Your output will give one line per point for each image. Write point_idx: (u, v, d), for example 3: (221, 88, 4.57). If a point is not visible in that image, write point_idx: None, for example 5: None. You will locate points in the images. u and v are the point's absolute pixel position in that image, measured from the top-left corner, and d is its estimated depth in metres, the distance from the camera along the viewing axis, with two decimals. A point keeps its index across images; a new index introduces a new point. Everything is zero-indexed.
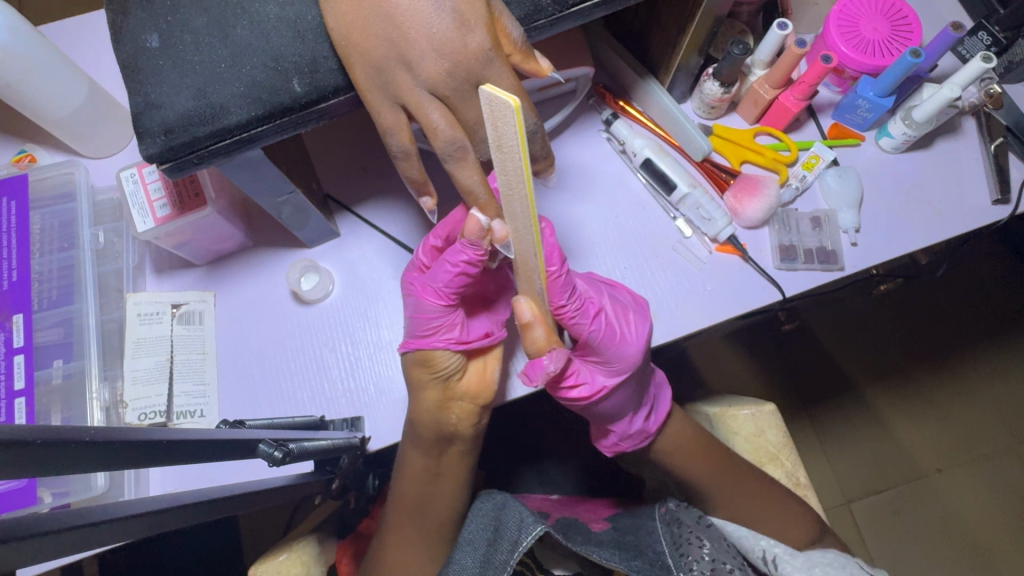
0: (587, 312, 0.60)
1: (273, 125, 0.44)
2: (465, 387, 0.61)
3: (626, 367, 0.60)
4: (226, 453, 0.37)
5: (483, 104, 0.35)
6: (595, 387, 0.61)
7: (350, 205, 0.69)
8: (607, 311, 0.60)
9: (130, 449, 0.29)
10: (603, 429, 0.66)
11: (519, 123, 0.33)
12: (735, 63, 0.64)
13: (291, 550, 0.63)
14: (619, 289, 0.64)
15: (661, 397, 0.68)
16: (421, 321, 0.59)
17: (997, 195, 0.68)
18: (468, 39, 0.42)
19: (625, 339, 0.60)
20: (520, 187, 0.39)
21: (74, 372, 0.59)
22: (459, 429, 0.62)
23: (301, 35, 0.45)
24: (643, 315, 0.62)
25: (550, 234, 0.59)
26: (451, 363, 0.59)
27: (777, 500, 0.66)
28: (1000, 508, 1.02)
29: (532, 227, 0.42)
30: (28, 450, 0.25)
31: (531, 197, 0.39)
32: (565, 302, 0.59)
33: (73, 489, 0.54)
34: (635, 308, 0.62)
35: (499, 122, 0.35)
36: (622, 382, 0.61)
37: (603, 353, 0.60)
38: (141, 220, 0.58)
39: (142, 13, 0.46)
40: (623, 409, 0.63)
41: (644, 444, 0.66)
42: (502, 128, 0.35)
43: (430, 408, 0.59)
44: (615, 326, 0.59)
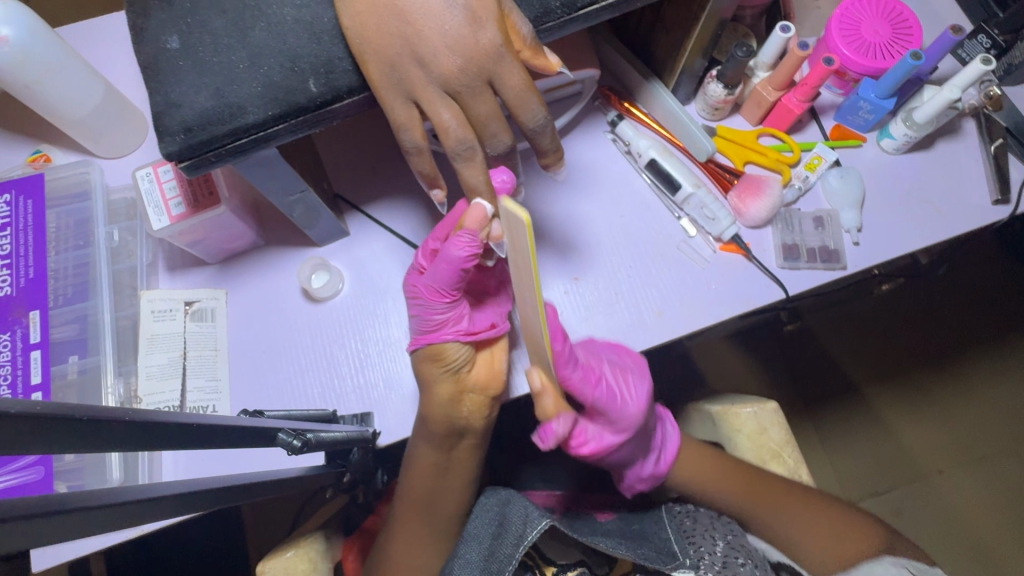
0: (590, 378, 0.60)
1: (289, 124, 0.45)
2: (474, 379, 0.61)
3: (629, 428, 0.61)
4: (246, 440, 0.38)
5: (505, 216, 0.40)
6: (603, 445, 0.61)
7: (360, 204, 0.70)
8: (608, 376, 0.60)
9: (157, 431, 0.30)
10: (618, 474, 0.70)
11: (530, 236, 0.37)
12: (738, 65, 0.65)
13: (298, 547, 0.64)
14: (622, 353, 0.64)
15: (668, 435, 0.70)
16: (426, 319, 0.60)
17: (997, 195, 0.69)
18: (480, 36, 0.44)
19: (626, 400, 0.61)
20: (530, 279, 0.42)
21: (89, 367, 0.60)
22: (470, 422, 0.62)
23: (316, 36, 0.46)
24: (642, 370, 0.62)
25: (553, 315, 0.59)
26: (461, 354, 0.60)
27: (783, 492, 0.67)
28: (1001, 508, 1.02)
29: (540, 316, 0.45)
30: (71, 427, 0.26)
31: (539, 286, 0.41)
32: (570, 372, 0.58)
33: (88, 481, 0.55)
34: (635, 368, 0.62)
35: (517, 230, 0.39)
36: (626, 442, 0.63)
37: (608, 415, 0.61)
38: (156, 218, 0.59)
39: (163, 15, 0.47)
40: (632, 458, 0.67)
41: (656, 486, 0.70)
42: (517, 235, 0.40)
43: (443, 402, 0.60)
44: (616, 390, 0.60)
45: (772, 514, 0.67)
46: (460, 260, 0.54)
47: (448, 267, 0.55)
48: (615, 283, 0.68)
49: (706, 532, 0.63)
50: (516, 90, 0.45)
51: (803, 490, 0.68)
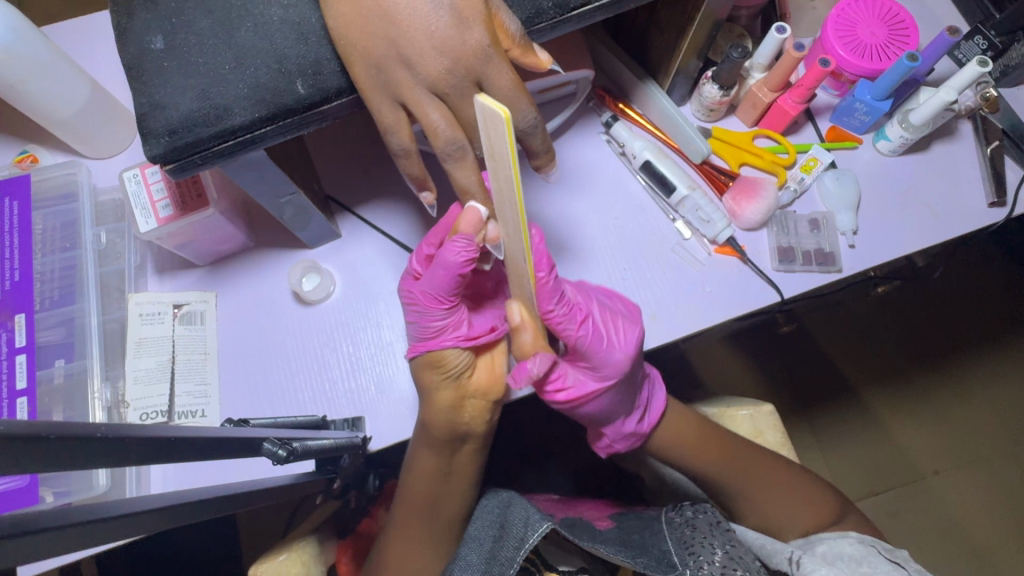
0: (575, 316, 0.60)
1: (276, 127, 0.45)
2: (476, 385, 0.61)
3: (614, 373, 0.61)
4: (230, 450, 0.37)
5: (480, 115, 0.36)
6: (582, 391, 0.62)
7: (351, 206, 0.69)
8: (595, 319, 0.60)
9: (138, 445, 0.30)
10: (596, 431, 0.68)
11: (509, 132, 0.34)
12: (734, 66, 0.64)
13: (291, 551, 0.62)
14: (613, 298, 0.64)
15: (654, 393, 0.69)
16: (425, 326, 0.59)
17: (993, 198, 0.68)
18: (467, 36, 0.43)
19: (611, 344, 0.60)
20: (511, 198, 0.40)
21: (75, 371, 0.60)
22: (472, 427, 0.62)
23: (304, 37, 0.45)
24: (631, 316, 0.62)
25: (538, 241, 0.58)
26: (461, 360, 0.59)
27: (780, 491, 0.66)
28: (998, 508, 1.02)
29: (521, 231, 0.43)
30: (40, 446, 0.25)
31: (521, 202, 0.40)
32: (553, 307, 0.58)
33: (74, 489, 0.54)
34: (624, 313, 0.62)
35: (493, 131, 0.36)
36: (609, 387, 0.62)
37: (591, 358, 0.61)
38: (144, 221, 0.58)
39: (147, 14, 0.46)
40: (615, 411, 0.64)
41: (637, 445, 0.68)
42: (494, 136, 0.36)
43: (445, 409, 0.59)
44: (603, 331, 0.59)
45: (767, 506, 0.66)
46: (457, 265, 0.54)
47: (444, 273, 0.55)
48: (609, 286, 0.68)
49: (706, 539, 0.61)
50: (506, 91, 0.44)
51: (801, 487, 0.67)
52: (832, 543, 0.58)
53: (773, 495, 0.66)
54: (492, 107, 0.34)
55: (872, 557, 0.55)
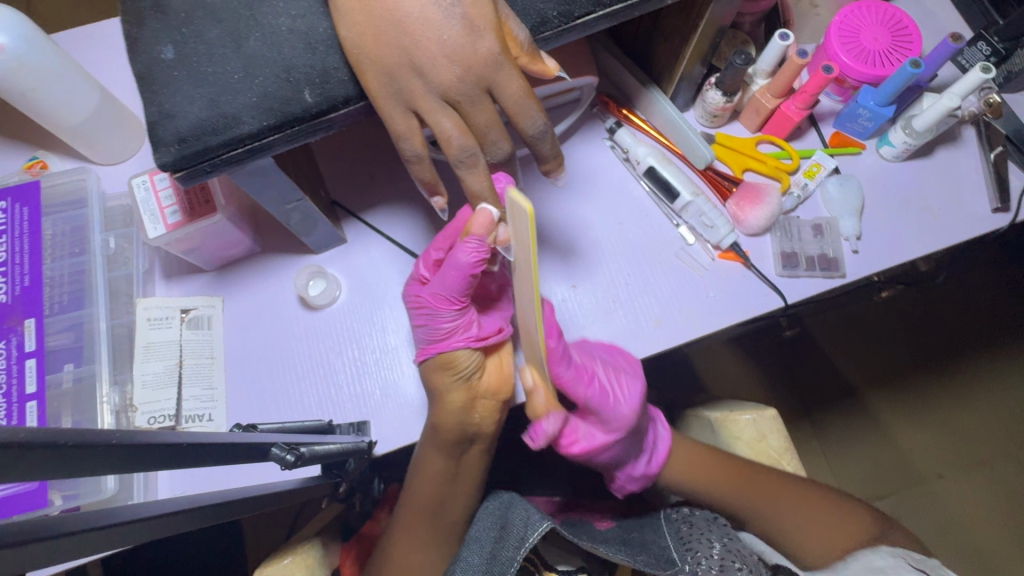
0: (583, 376, 0.61)
1: (284, 135, 0.45)
2: (486, 385, 0.62)
3: (622, 428, 0.63)
4: (237, 455, 0.37)
5: (511, 208, 0.42)
6: (594, 444, 0.63)
7: (357, 211, 0.69)
8: (604, 375, 0.61)
9: (148, 451, 0.30)
10: (609, 475, 0.71)
11: (533, 226, 0.39)
12: (737, 72, 0.64)
13: (295, 553, 0.63)
14: (614, 353, 0.64)
15: (658, 433, 0.71)
16: (435, 329, 0.59)
17: (996, 204, 0.68)
18: (478, 45, 0.43)
19: (617, 400, 0.62)
20: (528, 277, 0.45)
21: (84, 375, 0.60)
22: (481, 428, 0.63)
23: (312, 46, 0.46)
24: (635, 370, 0.63)
25: (549, 312, 0.60)
26: (471, 361, 0.59)
27: (784, 493, 0.67)
28: (1005, 513, 1.00)
29: (536, 313, 0.47)
30: (54, 453, 0.25)
31: (537, 287, 0.44)
32: (563, 370, 0.59)
33: (82, 492, 0.54)
34: (628, 368, 0.62)
35: (518, 221, 0.41)
36: (619, 441, 0.64)
37: (600, 414, 0.62)
38: (152, 226, 0.59)
39: (157, 24, 0.47)
40: (624, 458, 0.67)
41: (647, 484, 0.71)
42: (520, 225, 0.42)
43: (456, 409, 0.59)
44: (609, 390, 0.61)
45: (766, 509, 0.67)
46: (469, 266, 0.54)
47: (456, 274, 0.55)
48: (612, 291, 0.68)
49: (703, 535, 0.62)
50: (515, 98, 0.45)
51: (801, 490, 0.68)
52: (864, 558, 0.60)
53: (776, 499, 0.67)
54: (523, 204, 0.39)
55: (901, 568, 0.57)
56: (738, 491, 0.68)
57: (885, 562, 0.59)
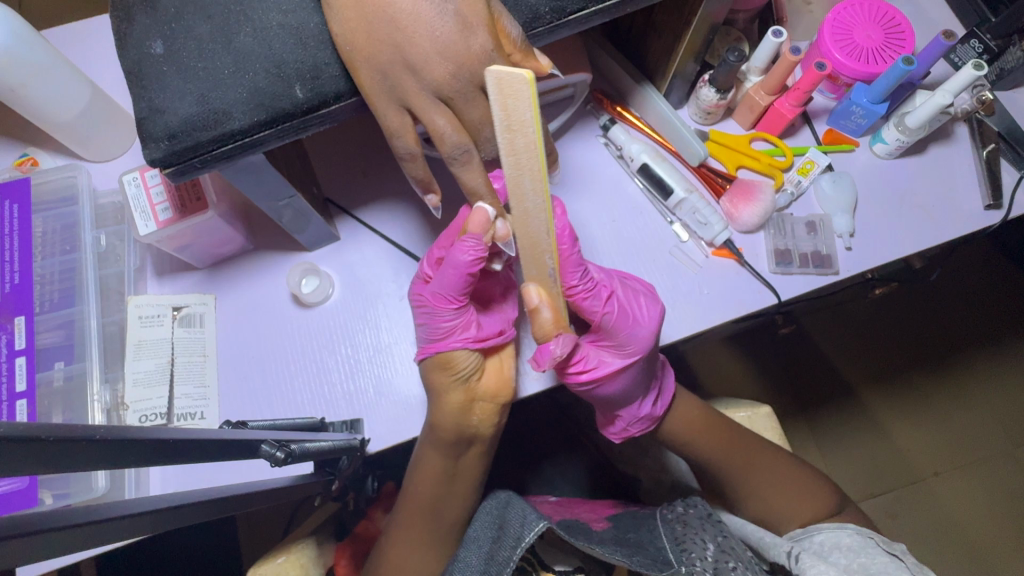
0: (599, 293, 0.61)
1: (275, 131, 0.45)
2: (484, 388, 0.62)
3: (638, 349, 0.61)
4: (227, 452, 0.37)
5: (492, 86, 0.37)
6: (606, 366, 0.62)
7: (350, 209, 0.69)
8: (620, 295, 0.61)
9: (136, 447, 0.30)
10: (610, 416, 0.68)
11: (533, 94, 0.37)
12: (731, 69, 0.65)
13: (288, 553, 0.63)
14: (629, 278, 0.64)
15: (667, 378, 0.69)
16: (434, 327, 0.59)
17: (989, 201, 0.68)
18: (471, 41, 0.43)
19: (637, 321, 0.61)
20: (532, 165, 0.41)
21: (74, 374, 0.60)
22: (479, 430, 0.63)
23: (303, 42, 0.45)
24: (650, 292, 0.63)
25: (561, 215, 0.60)
26: (469, 363, 0.59)
27: (785, 486, 0.67)
28: (999, 511, 1.02)
29: (544, 205, 0.45)
30: (36, 448, 0.25)
31: (545, 170, 0.42)
32: (577, 280, 0.60)
33: (73, 490, 0.54)
34: (644, 291, 0.63)
35: (511, 100, 0.37)
36: (633, 365, 0.63)
37: (616, 335, 0.61)
38: (142, 223, 0.59)
39: (147, 20, 0.47)
40: (631, 394, 0.65)
41: (650, 428, 0.68)
42: (511, 106, 0.38)
43: (454, 410, 0.60)
44: (629, 308, 0.60)
45: (772, 500, 0.66)
46: (466, 265, 0.54)
47: (454, 274, 0.55)
48: None
49: (697, 535, 0.62)
50: None
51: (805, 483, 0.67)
52: (828, 534, 0.58)
53: (779, 493, 0.66)
54: (514, 71, 0.36)
55: (869, 548, 0.55)
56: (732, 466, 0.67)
57: (851, 539, 0.57)
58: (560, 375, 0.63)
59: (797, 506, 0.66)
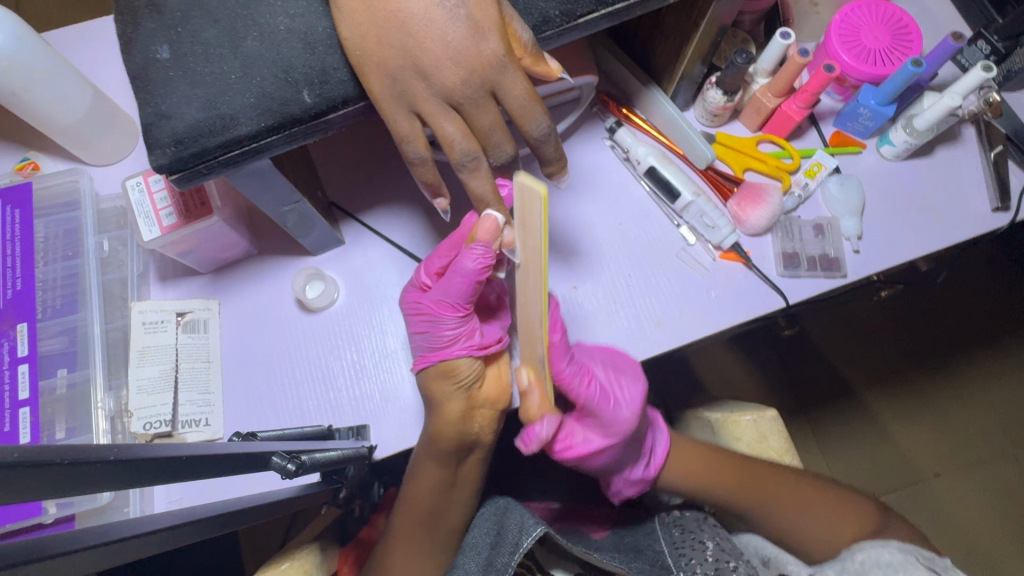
0: (584, 375, 0.61)
1: (282, 136, 0.44)
2: (485, 395, 0.61)
3: (618, 432, 0.62)
4: (239, 466, 0.37)
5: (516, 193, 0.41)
6: (591, 448, 0.62)
7: (354, 212, 0.69)
8: (604, 375, 0.61)
9: (149, 466, 0.30)
10: (605, 480, 0.70)
11: (546, 207, 0.39)
12: (738, 71, 0.64)
13: (293, 559, 0.62)
14: (614, 358, 0.62)
15: (657, 439, 0.69)
16: (437, 335, 0.58)
17: (997, 203, 0.68)
18: (482, 46, 0.42)
19: (617, 404, 0.61)
20: (535, 265, 0.45)
21: (78, 381, 0.59)
22: (481, 437, 0.63)
23: (311, 46, 0.45)
24: (635, 370, 0.62)
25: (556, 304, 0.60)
26: (472, 370, 0.59)
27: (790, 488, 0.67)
28: (999, 511, 1.02)
29: (541, 304, 0.48)
30: (52, 472, 0.25)
31: (545, 275, 0.44)
32: (564, 367, 0.60)
33: (77, 499, 0.53)
34: (627, 370, 0.62)
35: (528, 206, 0.41)
36: (615, 446, 0.63)
37: (599, 416, 0.62)
38: (147, 229, 0.58)
39: (152, 24, 0.46)
40: (619, 464, 0.66)
41: (644, 490, 0.69)
42: (528, 208, 0.41)
43: (455, 418, 0.59)
44: (609, 391, 0.61)
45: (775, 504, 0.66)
46: (474, 273, 0.52)
47: (462, 282, 0.54)
48: (614, 293, 0.67)
49: (696, 537, 0.63)
50: (519, 101, 0.44)
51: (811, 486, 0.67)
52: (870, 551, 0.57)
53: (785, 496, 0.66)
54: (530, 184, 0.39)
55: (909, 565, 0.54)
56: (726, 486, 0.67)
57: (891, 556, 0.56)
58: (548, 450, 0.65)
59: (804, 510, 0.66)
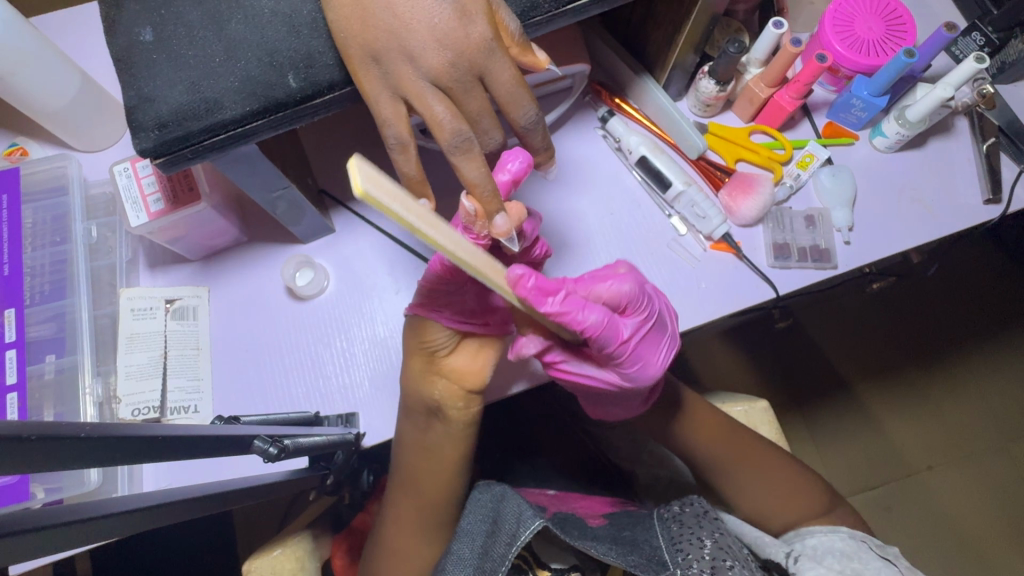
0: (613, 329, 0.53)
1: (267, 121, 0.44)
2: (454, 366, 0.59)
3: (634, 381, 0.57)
4: (223, 446, 0.37)
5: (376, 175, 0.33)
6: (586, 378, 0.59)
7: (345, 200, 0.68)
8: (634, 337, 0.55)
9: (127, 443, 0.29)
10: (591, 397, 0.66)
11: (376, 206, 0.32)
12: (731, 61, 0.64)
13: (285, 545, 0.63)
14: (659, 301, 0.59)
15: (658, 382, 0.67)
16: (427, 287, 0.57)
17: (988, 195, 0.68)
18: (470, 30, 0.42)
19: (648, 363, 0.56)
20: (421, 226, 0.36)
21: (66, 366, 0.59)
22: (445, 409, 0.60)
23: (296, 30, 0.44)
24: (671, 345, 0.58)
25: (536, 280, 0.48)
26: (442, 337, 0.58)
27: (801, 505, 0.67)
28: (988, 504, 1.03)
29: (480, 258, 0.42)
30: (23, 447, 0.25)
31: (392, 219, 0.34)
32: (586, 320, 0.51)
33: (65, 485, 0.54)
34: (666, 333, 0.58)
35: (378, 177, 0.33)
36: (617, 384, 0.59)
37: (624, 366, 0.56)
38: (134, 215, 0.58)
39: (137, 6, 0.46)
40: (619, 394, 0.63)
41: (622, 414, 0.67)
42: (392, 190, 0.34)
43: (414, 378, 0.59)
44: (639, 351, 0.55)
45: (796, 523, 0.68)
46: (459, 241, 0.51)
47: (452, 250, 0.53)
48: None
49: (693, 533, 0.62)
50: (507, 87, 0.44)
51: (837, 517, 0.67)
52: (821, 538, 0.61)
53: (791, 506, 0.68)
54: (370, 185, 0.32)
55: (861, 552, 0.58)
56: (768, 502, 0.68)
57: (842, 544, 0.59)
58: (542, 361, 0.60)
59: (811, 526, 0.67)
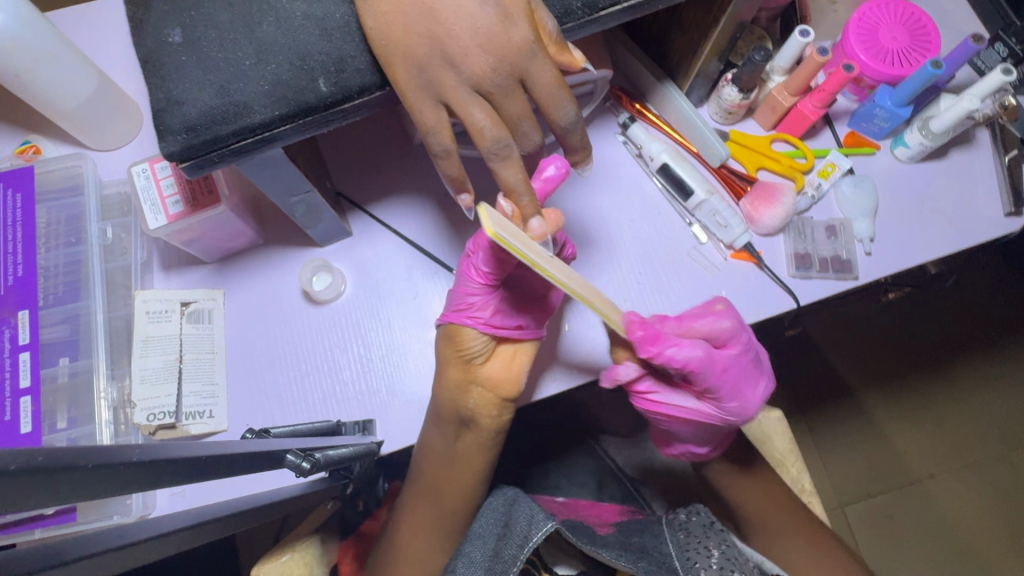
0: (715, 363, 0.55)
1: (296, 125, 0.43)
2: (487, 374, 0.59)
3: (731, 414, 0.58)
4: (253, 466, 0.36)
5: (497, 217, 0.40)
6: (682, 414, 0.59)
7: (363, 203, 0.68)
8: (728, 368, 0.56)
9: (166, 469, 0.29)
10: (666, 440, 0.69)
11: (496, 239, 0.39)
12: (756, 69, 0.63)
13: (294, 550, 0.62)
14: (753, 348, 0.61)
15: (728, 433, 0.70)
16: (459, 296, 0.58)
17: (1009, 208, 0.68)
18: (512, 34, 0.41)
19: (744, 397, 0.58)
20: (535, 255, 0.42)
21: (80, 370, 0.58)
22: (477, 417, 0.60)
23: (328, 33, 0.44)
24: (762, 382, 0.60)
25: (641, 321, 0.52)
26: (478, 344, 0.57)
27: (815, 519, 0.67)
28: (990, 513, 1.03)
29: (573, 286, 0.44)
30: (76, 475, 0.24)
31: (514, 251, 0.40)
32: (689, 351, 0.53)
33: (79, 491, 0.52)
34: (758, 371, 0.59)
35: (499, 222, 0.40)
36: (712, 420, 0.60)
37: (721, 398, 0.57)
38: (152, 217, 0.57)
39: (165, 6, 0.45)
40: (702, 435, 0.65)
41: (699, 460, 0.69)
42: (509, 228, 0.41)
43: (450, 389, 0.58)
44: (736, 383, 0.57)
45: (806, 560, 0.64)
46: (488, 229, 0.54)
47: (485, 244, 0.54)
48: (624, 289, 0.67)
49: (701, 543, 0.62)
50: (547, 87, 0.43)
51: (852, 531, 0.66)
52: None
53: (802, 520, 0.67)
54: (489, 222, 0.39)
55: None
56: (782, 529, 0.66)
57: None
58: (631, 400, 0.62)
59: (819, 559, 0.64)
